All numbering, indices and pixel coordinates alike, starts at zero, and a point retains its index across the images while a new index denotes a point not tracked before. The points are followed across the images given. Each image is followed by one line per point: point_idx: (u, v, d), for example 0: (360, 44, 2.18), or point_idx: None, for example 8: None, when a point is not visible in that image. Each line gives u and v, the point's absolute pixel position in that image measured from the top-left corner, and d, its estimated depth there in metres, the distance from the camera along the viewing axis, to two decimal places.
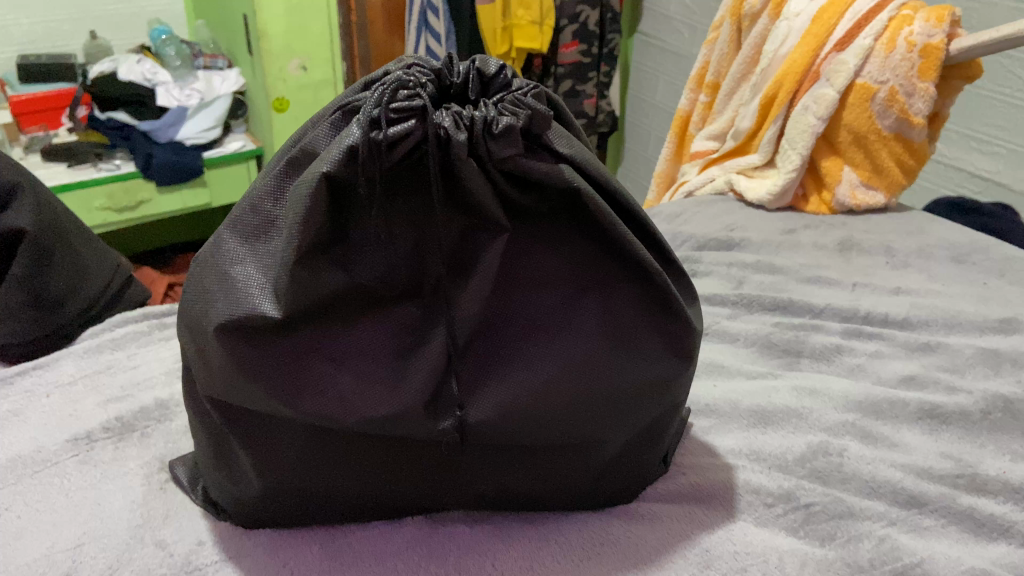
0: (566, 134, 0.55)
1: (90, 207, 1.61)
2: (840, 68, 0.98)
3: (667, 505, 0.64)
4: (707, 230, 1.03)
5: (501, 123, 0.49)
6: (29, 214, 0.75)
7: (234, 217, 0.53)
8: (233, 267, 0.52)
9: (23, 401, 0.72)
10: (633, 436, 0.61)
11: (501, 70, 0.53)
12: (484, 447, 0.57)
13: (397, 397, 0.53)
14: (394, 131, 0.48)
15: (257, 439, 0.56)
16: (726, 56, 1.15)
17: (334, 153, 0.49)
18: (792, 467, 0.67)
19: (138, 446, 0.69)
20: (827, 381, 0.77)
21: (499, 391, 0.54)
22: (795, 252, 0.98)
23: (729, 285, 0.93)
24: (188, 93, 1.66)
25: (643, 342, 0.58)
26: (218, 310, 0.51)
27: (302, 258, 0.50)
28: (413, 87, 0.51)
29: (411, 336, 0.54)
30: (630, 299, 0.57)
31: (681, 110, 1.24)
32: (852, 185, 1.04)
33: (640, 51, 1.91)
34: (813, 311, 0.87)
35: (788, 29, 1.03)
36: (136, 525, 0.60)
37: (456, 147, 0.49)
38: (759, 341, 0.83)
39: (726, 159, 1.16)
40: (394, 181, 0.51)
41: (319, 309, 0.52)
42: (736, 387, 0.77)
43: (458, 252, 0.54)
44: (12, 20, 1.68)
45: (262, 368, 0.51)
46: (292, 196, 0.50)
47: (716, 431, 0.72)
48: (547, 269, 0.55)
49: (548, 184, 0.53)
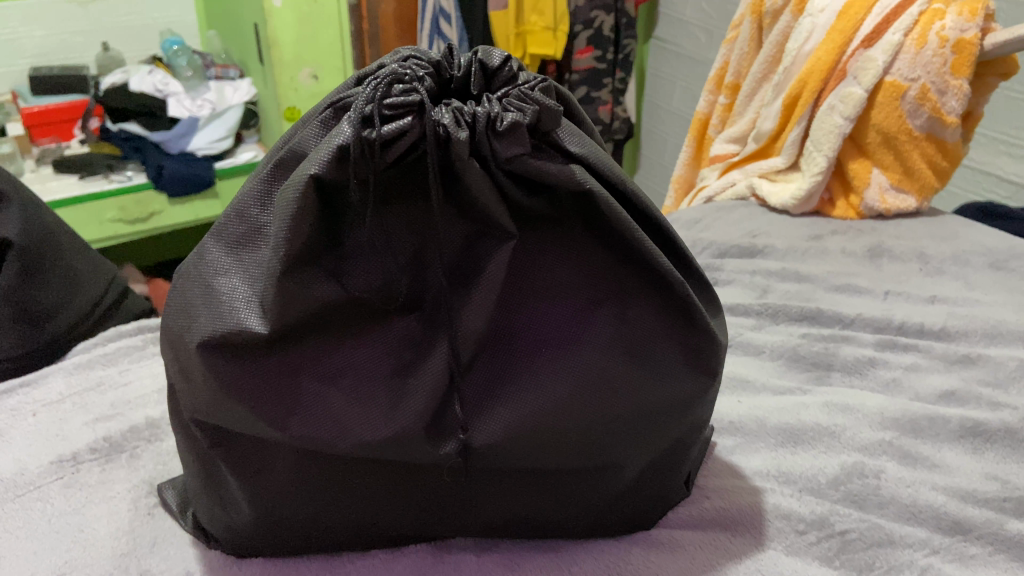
0: (577, 131, 0.50)
1: (101, 219, 1.58)
2: (867, 66, 0.93)
3: (691, 532, 0.59)
4: (729, 237, 0.99)
5: (507, 120, 0.45)
6: (16, 225, 0.72)
7: (217, 225, 0.49)
8: (217, 278, 0.48)
9: (8, 421, 0.68)
10: (652, 458, 0.56)
11: (505, 62, 0.49)
12: (491, 471, 0.52)
13: (395, 419, 0.48)
14: (388, 129, 0.44)
15: (247, 463, 0.52)
16: (746, 56, 1.11)
17: (323, 153, 0.44)
18: (825, 491, 0.62)
19: (125, 468, 0.65)
20: (860, 397, 0.71)
21: (506, 411, 0.50)
22: (822, 259, 0.93)
23: (753, 294, 0.88)
24: (200, 103, 1.65)
25: (663, 357, 0.53)
26: (200, 325, 0.47)
27: (290, 267, 0.46)
28: (409, 82, 0.47)
29: (410, 352, 0.49)
30: (648, 310, 0.53)
31: (699, 113, 1.20)
32: (882, 188, 0.99)
33: (656, 57, 1.87)
34: (843, 321, 0.81)
35: (812, 26, 0.98)
36: (120, 554, 0.56)
37: (457, 146, 0.44)
38: (786, 353, 0.78)
39: (748, 162, 1.11)
40: (388, 183, 0.47)
41: (310, 324, 0.48)
42: (762, 402, 0.72)
43: (461, 259, 0.50)
44: (25, 32, 1.66)
45: (249, 388, 0.47)
46: (279, 200, 0.46)
47: (742, 451, 0.67)
48: (558, 277, 0.51)
49: (558, 186, 0.49)
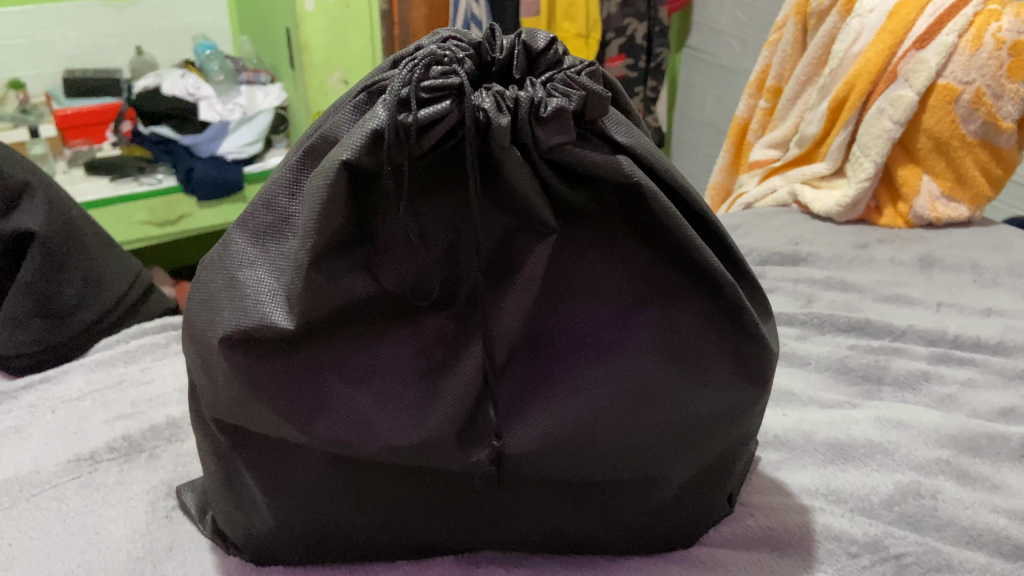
0: (624, 121, 0.47)
1: (131, 221, 1.57)
2: (919, 68, 0.89)
3: (735, 552, 0.56)
4: (771, 244, 0.95)
5: (551, 105, 0.42)
6: (40, 216, 0.70)
7: (243, 215, 0.47)
8: (241, 270, 0.46)
9: (26, 417, 0.67)
10: (696, 472, 0.53)
11: (551, 44, 0.46)
12: (524, 482, 0.49)
13: (426, 422, 0.46)
14: (425, 114, 0.41)
15: (269, 466, 0.49)
16: (789, 58, 1.07)
17: (356, 139, 0.42)
18: (878, 511, 0.58)
19: (144, 468, 0.63)
20: (913, 412, 0.67)
21: (543, 419, 0.47)
22: (868, 268, 0.90)
23: (796, 303, 0.84)
24: (231, 107, 1.62)
25: (710, 365, 0.50)
26: (222, 321, 0.45)
27: (317, 259, 0.43)
28: (448, 63, 0.44)
29: (442, 352, 0.47)
30: (695, 315, 0.49)
31: (738, 118, 1.16)
32: (932, 196, 0.95)
33: (689, 66, 1.83)
34: (894, 333, 0.77)
35: (861, 27, 0.95)
36: (136, 558, 0.54)
37: (498, 133, 0.42)
38: (834, 365, 0.74)
39: (789, 168, 1.08)
40: (423, 173, 0.44)
41: (338, 320, 0.45)
42: (809, 416, 0.68)
43: (497, 255, 0.47)
44: (60, 34, 1.66)
45: (273, 387, 0.45)
46: (309, 186, 0.43)
47: (788, 467, 0.63)
48: (600, 277, 0.48)
49: (604, 178, 0.46)
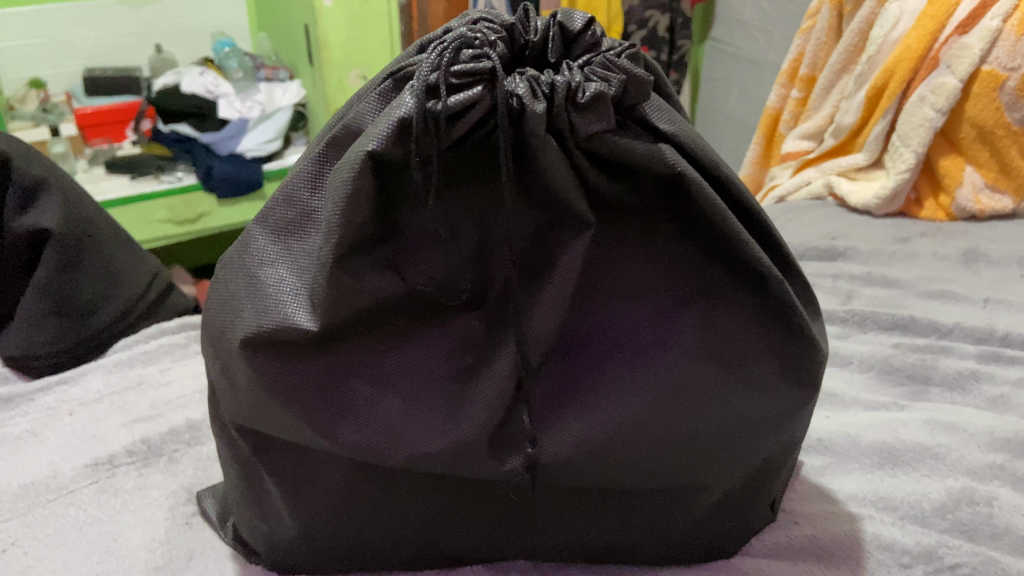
0: (667, 107, 0.44)
1: (151, 219, 1.55)
2: (962, 54, 0.85)
3: (781, 563, 0.53)
4: (806, 239, 0.92)
5: (590, 90, 0.39)
6: (56, 213, 0.68)
7: (264, 210, 0.44)
8: (262, 269, 0.44)
9: (43, 420, 0.65)
10: (741, 479, 0.50)
11: (589, 26, 0.43)
12: (560, 492, 0.47)
13: (456, 429, 0.43)
14: (455, 100, 0.39)
15: (292, 473, 0.47)
16: (824, 46, 1.03)
17: (382, 128, 0.39)
18: (930, 519, 0.55)
19: (163, 473, 0.61)
20: (963, 415, 0.64)
21: (579, 425, 0.45)
22: (910, 263, 0.86)
23: (836, 300, 0.81)
24: (250, 105, 1.61)
25: (756, 368, 0.47)
26: (244, 321, 0.43)
27: (342, 257, 0.41)
28: (479, 47, 0.41)
29: (473, 354, 0.44)
30: (741, 312, 0.46)
31: (770, 108, 1.12)
32: (975, 187, 0.90)
33: (713, 58, 1.80)
34: (940, 330, 0.74)
35: (900, 12, 0.92)
36: (155, 568, 0.52)
37: (533, 120, 0.39)
38: (877, 365, 0.71)
39: (824, 159, 1.04)
40: (453, 165, 0.42)
41: (363, 321, 0.43)
42: (854, 419, 0.65)
43: (530, 251, 0.44)
44: (81, 32, 1.66)
45: (296, 390, 0.43)
46: (332, 179, 0.41)
47: (833, 472, 0.60)
48: (639, 274, 0.45)
49: (644, 169, 0.43)
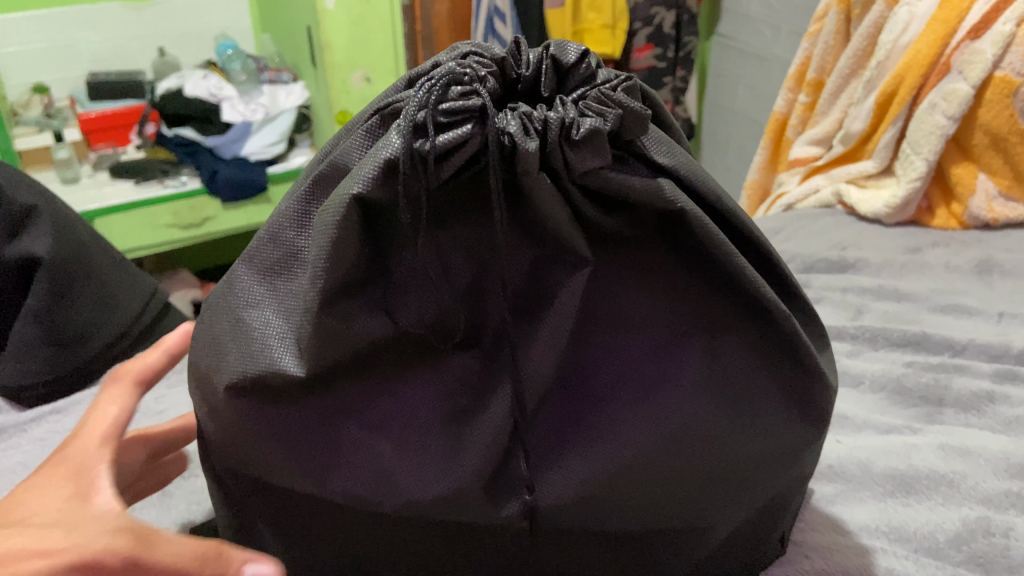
0: (665, 139, 0.43)
1: (156, 225, 1.54)
2: (974, 59, 0.83)
3: None
4: (815, 250, 0.90)
5: (584, 126, 0.38)
6: (46, 241, 0.68)
7: (248, 249, 0.43)
8: (247, 311, 0.42)
9: (37, 450, 0.63)
10: (749, 517, 0.48)
11: (583, 57, 0.42)
12: (563, 539, 0.45)
13: (450, 474, 0.42)
14: (444, 139, 0.37)
15: (283, 518, 0.45)
16: (832, 50, 1.01)
17: (367, 169, 0.38)
18: (944, 551, 0.53)
19: (156, 508, 0.60)
20: (980, 439, 0.62)
21: (578, 468, 0.43)
22: (922, 275, 0.84)
23: (846, 314, 0.79)
24: (254, 107, 1.59)
25: (761, 401, 0.45)
26: (228, 366, 0.42)
27: (329, 300, 0.39)
28: (468, 83, 0.39)
29: (467, 396, 0.43)
30: (744, 346, 0.45)
31: (777, 113, 1.10)
32: (988, 195, 0.88)
33: (719, 55, 1.77)
34: (954, 348, 0.72)
35: (910, 15, 0.90)
36: None
37: (526, 158, 0.37)
38: (890, 385, 0.69)
39: (832, 166, 1.02)
40: (444, 204, 0.40)
41: (353, 363, 0.42)
42: (866, 444, 0.63)
43: (526, 289, 0.43)
44: (82, 37, 1.64)
45: (285, 435, 0.42)
46: (318, 220, 0.39)
47: (845, 500, 0.58)
48: (639, 309, 0.44)
49: (642, 206, 0.41)
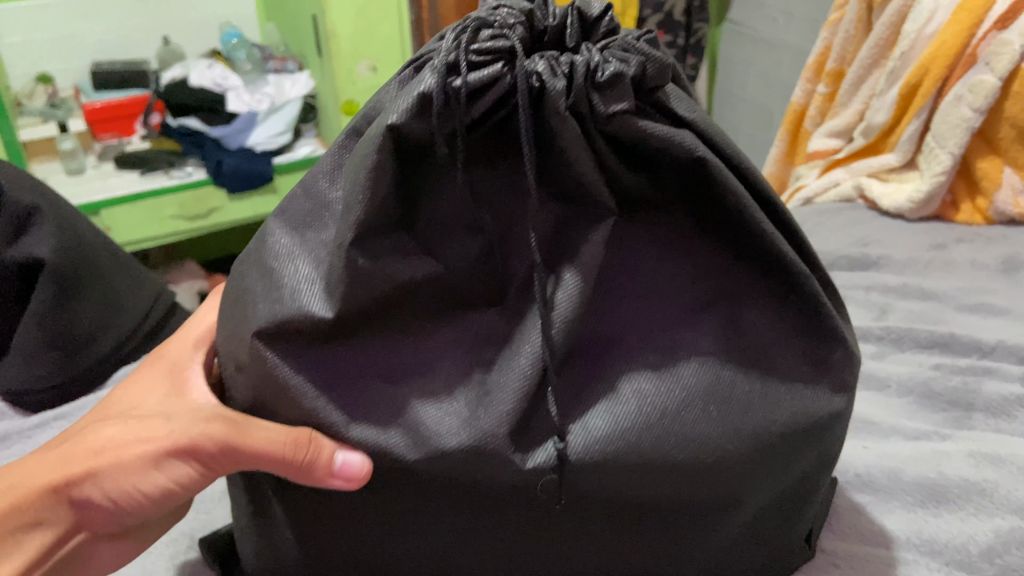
0: (688, 100, 0.41)
1: (161, 216, 1.51)
2: (1002, 50, 0.80)
3: None
4: (836, 247, 0.88)
5: (609, 70, 0.36)
6: (50, 241, 0.66)
7: (281, 203, 0.42)
8: (277, 262, 0.41)
9: None
10: (773, 497, 0.46)
11: (606, 13, 0.40)
12: (590, 510, 0.43)
13: (472, 424, 0.39)
14: (476, 76, 0.36)
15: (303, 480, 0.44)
16: (852, 39, 0.98)
17: (403, 103, 0.37)
18: (977, 565, 0.51)
19: None
20: (1011, 446, 0.60)
21: (608, 415, 0.40)
22: (948, 273, 0.82)
23: (870, 314, 0.77)
24: (259, 97, 1.56)
25: (784, 368, 0.44)
26: (257, 312, 0.40)
27: (363, 236, 0.38)
28: (498, 29, 0.39)
29: (490, 349, 0.41)
30: (768, 315, 0.44)
31: (794, 104, 1.08)
32: (1015, 189, 0.86)
33: (731, 42, 1.74)
34: (982, 350, 0.70)
35: (934, 5, 0.87)
36: None
37: (554, 98, 0.36)
38: (916, 389, 0.67)
39: (854, 159, 1.00)
40: (478, 148, 0.39)
41: (381, 310, 0.41)
42: (894, 451, 0.61)
43: (553, 239, 0.41)
44: (86, 28, 1.62)
45: (314, 379, 0.40)
46: (353, 160, 0.39)
47: (874, 510, 0.57)
48: (662, 275, 0.42)
49: (668, 156, 0.39)
